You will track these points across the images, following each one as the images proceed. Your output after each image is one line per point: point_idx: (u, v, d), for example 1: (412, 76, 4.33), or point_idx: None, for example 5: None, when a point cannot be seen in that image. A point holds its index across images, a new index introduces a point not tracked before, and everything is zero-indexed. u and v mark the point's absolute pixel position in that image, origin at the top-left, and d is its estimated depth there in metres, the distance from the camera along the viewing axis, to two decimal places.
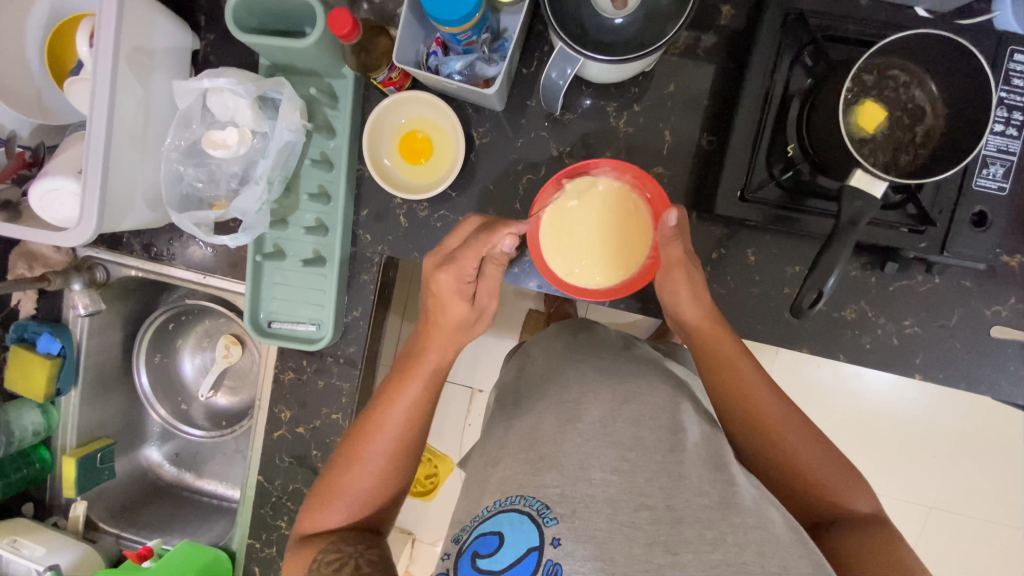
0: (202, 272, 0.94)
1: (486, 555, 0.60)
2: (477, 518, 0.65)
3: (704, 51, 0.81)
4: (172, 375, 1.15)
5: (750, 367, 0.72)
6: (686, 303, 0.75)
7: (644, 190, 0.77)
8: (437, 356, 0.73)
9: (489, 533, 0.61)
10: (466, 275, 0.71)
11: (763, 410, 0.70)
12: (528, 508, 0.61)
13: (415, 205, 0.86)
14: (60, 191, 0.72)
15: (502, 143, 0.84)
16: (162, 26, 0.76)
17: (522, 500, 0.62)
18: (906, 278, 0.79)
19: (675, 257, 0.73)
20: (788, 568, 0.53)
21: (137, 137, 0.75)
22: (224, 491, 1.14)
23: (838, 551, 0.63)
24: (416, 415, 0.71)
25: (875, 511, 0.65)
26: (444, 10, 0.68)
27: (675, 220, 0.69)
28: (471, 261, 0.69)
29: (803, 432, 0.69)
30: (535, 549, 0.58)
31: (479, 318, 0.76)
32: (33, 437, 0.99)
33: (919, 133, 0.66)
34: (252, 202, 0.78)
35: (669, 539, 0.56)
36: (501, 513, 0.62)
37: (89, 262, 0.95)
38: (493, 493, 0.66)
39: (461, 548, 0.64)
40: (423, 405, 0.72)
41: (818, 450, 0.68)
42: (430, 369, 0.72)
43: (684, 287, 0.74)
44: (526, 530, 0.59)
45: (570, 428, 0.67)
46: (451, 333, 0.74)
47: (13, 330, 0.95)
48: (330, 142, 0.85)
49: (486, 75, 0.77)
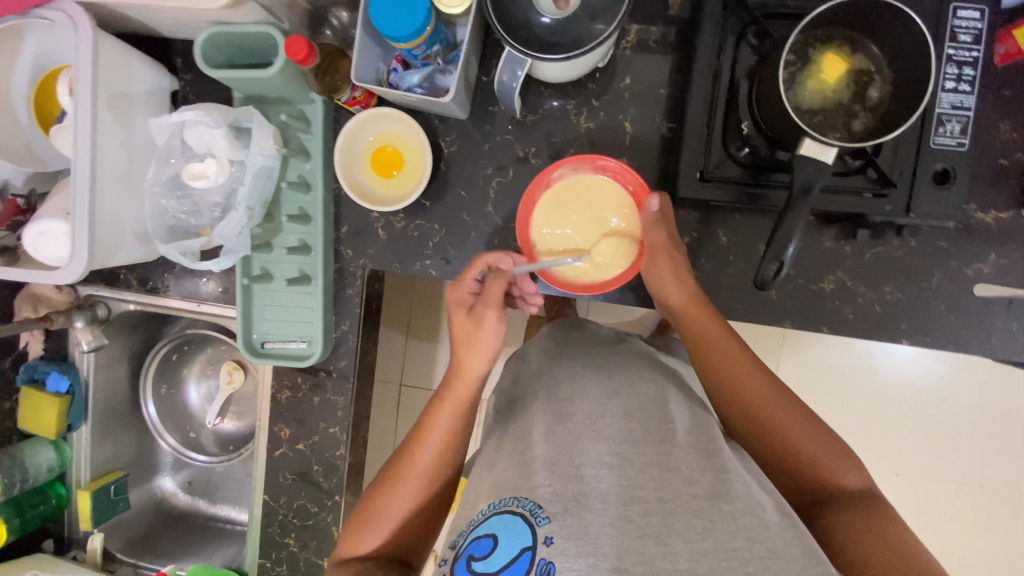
0: (196, 301, 0.96)
1: (480, 558, 0.57)
2: (471, 522, 0.62)
3: (656, 42, 0.83)
4: (179, 405, 1.18)
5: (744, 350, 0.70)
6: (669, 284, 0.74)
7: (622, 182, 0.79)
8: (467, 381, 0.72)
9: (484, 536, 0.58)
10: (472, 287, 0.75)
11: (754, 390, 0.67)
12: (522, 509, 0.58)
13: (392, 217, 0.89)
14: (51, 232, 0.76)
15: (470, 149, 0.87)
16: (139, 71, 0.81)
17: (516, 501, 0.59)
18: (880, 244, 0.79)
19: (658, 240, 0.74)
20: (778, 554, 0.50)
21: (122, 175, 0.79)
22: (237, 515, 1.16)
23: (830, 533, 0.59)
24: (446, 447, 0.71)
25: (866, 487, 0.62)
26: (395, 27, 0.71)
27: (656, 204, 0.72)
28: (471, 273, 0.75)
29: (794, 411, 0.66)
30: (529, 549, 0.55)
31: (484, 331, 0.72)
32: (48, 473, 1.02)
33: (867, 98, 0.67)
34: (233, 227, 0.82)
35: (659, 530, 0.54)
36: (494, 515, 0.59)
37: (91, 300, 1.00)
38: (487, 497, 0.63)
39: (457, 552, 0.60)
40: (449, 452, 0.71)
41: (809, 428, 0.65)
42: (462, 399, 0.72)
43: (667, 271, 0.73)
44: (519, 530, 0.57)
45: (559, 428, 0.64)
46: (477, 364, 0.72)
47: (24, 372, 0.99)
48: (307, 165, 0.88)
49: (445, 85, 0.80)
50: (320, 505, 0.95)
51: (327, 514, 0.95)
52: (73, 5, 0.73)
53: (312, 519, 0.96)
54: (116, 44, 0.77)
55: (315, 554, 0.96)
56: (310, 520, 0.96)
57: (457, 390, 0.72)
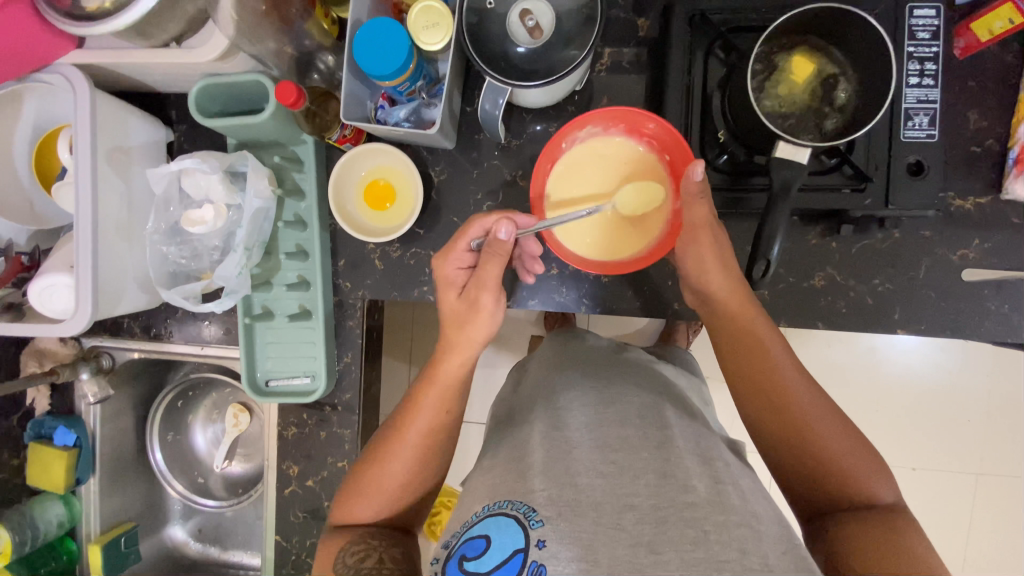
0: (200, 344, 0.97)
1: (473, 558, 0.56)
2: (466, 523, 0.61)
3: (630, 62, 0.86)
4: (186, 450, 1.18)
5: (782, 349, 0.68)
6: (712, 271, 0.71)
7: (662, 152, 0.78)
8: (459, 359, 0.71)
9: (477, 536, 0.57)
10: (462, 261, 0.74)
11: (789, 394, 0.66)
12: (516, 512, 0.57)
13: (388, 247, 0.91)
14: (56, 286, 0.78)
15: (459, 176, 0.90)
16: (135, 126, 0.84)
17: (509, 504, 0.58)
18: (865, 238, 0.81)
19: (699, 218, 0.71)
20: (770, 565, 0.50)
21: (123, 225, 0.81)
22: (250, 559, 1.14)
23: (844, 545, 0.59)
24: (443, 422, 0.72)
25: (897, 502, 0.62)
26: (378, 66, 0.74)
27: (700, 172, 0.68)
28: (461, 248, 0.73)
29: (833, 421, 0.65)
30: (520, 551, 0.54)
31: (474, 309, 0.71)
32: (58, 528, 1.01)
33: (835, 99, 0.69)
34: (233, 267, 0.84)
35: (652, 539, 0.52)
36: (489, 516, 0.58)
37: (96, 351, 1.01)
38: (482, 499, 0.62)
39: (450, 552, 0.59)
40: (448, 413, 0.72)
41: (846, 438, 0.64)
42: (452, 375, 0.72)
43: (710, 256, 0.71)
44: (512, 532, 0.56)
45: (556, 436, 0.65)
46: (467, 339, 0.71)
47: (31, 428, 1.00)
48: (301, 204, 0.91)
49: (431, 118, 0.83)
50: None
51: None
52: (71, 68, 0.75)
53: None
54: (113, 102, 0.80)
55: None
56: None
57: (451, 368, 0.71)
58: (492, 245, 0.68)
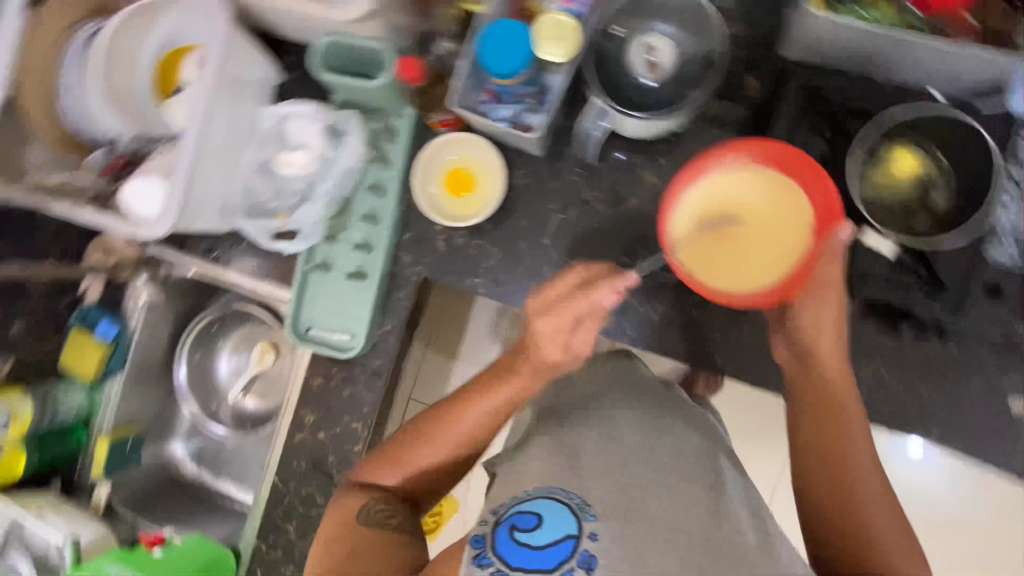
0: (256, 278, 1.03)
1: (524, 530, 0.60)
2: (515, 498, 0.66)
3: (733, 115, 0.86)
4: (208, 373, 1.19)
5: (861, 432, 0.72)
6: (824, 336, 0.75)
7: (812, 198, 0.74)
8: (525, 379, 0.76)
9: (529, 512, 0.61)
10: (565, 322, 0.73)
11: (856, 473, 0.69)
12: (569, 501, 0.62)
13: (454, 233, 0.94)
14: (150, 189, 0.82)
15: (539, 184, 0.92)
16: (256, 63, 0.87)
17: (562, 491, 0.64)
18: (923, 344, 0.80)
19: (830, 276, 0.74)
20: None
21: (223, 151, 0.84)
22: (238, 493, 1.17)
23: None
24: (493, 423, 0.77)
25: None
26: (498, 64, 0.77)
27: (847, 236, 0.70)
28: (570, 314, 0.72)
29: (889, 514, 0.67)
30: (573, 537, 0.59)
31: (571, 359, 0.76)
32: (74, 417, 1.06)
33: (929, 205, 0.76)
34: (312, 215, 0.91)
35: None
36: (541, 497, 0.63)
37: (156, 260, 1.06)
38: (535, 480, 0.67)
39: (497, 520, 0.63)
40: (500, 418, 0.77)
41: (898, 535, 0.66)
42: (520, 388, 0.76)
43: (829, 314, 0.75)
44: (566, 518, 0.60)
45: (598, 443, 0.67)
46: (551, 358, 0.75)
47: (76, 314, 1.04)
48: (384, 173, 0.94)
49: (531, 123, 0.82)
50: (326, 496, 0.97)
51: None
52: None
53: (316, 509, 0.98)
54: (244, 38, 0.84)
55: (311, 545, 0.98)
56: (314, 510, 0.98)
57: (520, 380, 0.76)
58: (594, 311, 0.73)
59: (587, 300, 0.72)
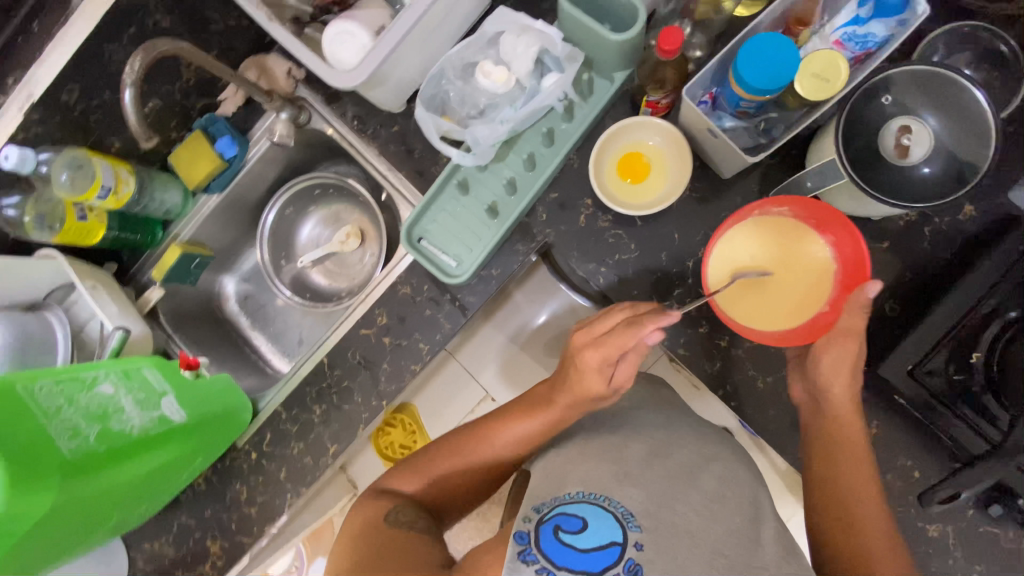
0: (388, 166, 0.98)
1: (569, 531, 0.58)
2: (556, 498, 0.64)
3: (933, 230, 0.82)
4: (290, 230, 1.17)
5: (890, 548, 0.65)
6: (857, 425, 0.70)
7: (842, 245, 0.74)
8: (563, 411, 0.76)
9: (574, 513, 0.60)
10: (611, 356, 0.71)
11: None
12: (613, 509, 0.61)
13: (601, 213, 0.90)
14: (352, 36, 0.80)
15: (709, 205, 0.88)
16: None
17: (605, 499, 0.62)
18: (1001, 528, 0.79)
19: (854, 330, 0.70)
20: None
21: (430, 31, 0.83)
22: (268, 351, 1.16)
23: None
24: (520, 450, 0.79)
25: None
26: (753, 74, 0.70)
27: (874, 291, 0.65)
28: (615, 347, 0.70)
29: None
30: (617, 544, 0.57)
31: (612, 394, 0.75)
32: (163, 213, 1.04)
33: None
34: (491, 136, 0.87)
35: None
36: (584, 501, 0.62)
37: (301, 102, 1.01)
38: (576, 482, 0.65)
39: (541, 517, 0.61)
40: (526, 445, 0.79)
41: None
42: (552, 418, 0.77)
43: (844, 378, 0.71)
44: (609, 526, 0.59)
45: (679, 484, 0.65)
46: (588, 390, 0.74)
47: (204, 119, 1.01)
48: (563, 124, 0.90)
49: (750, 144, 0.82)
50: (364, 398, 0.96)
51: (364, 409, 0.96)
52: None
53: (349, 405, 0.97)
54: None
55: (329, 435, 0.98)
56: (346, 405, 0.97)
57: (555, 411, 0.77)
58: (637, 347, 0.71)
59: (631, 339, 0.69)
